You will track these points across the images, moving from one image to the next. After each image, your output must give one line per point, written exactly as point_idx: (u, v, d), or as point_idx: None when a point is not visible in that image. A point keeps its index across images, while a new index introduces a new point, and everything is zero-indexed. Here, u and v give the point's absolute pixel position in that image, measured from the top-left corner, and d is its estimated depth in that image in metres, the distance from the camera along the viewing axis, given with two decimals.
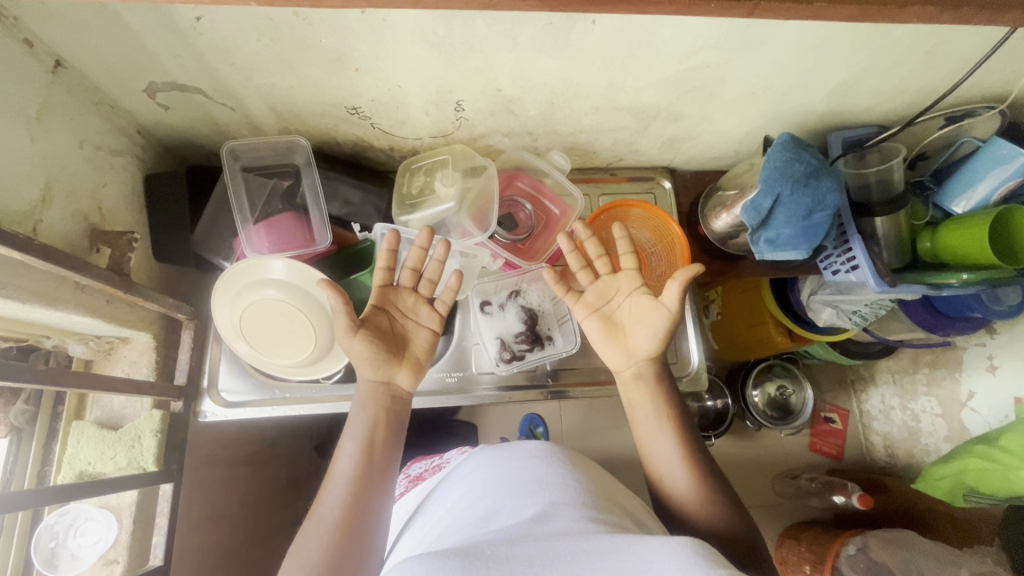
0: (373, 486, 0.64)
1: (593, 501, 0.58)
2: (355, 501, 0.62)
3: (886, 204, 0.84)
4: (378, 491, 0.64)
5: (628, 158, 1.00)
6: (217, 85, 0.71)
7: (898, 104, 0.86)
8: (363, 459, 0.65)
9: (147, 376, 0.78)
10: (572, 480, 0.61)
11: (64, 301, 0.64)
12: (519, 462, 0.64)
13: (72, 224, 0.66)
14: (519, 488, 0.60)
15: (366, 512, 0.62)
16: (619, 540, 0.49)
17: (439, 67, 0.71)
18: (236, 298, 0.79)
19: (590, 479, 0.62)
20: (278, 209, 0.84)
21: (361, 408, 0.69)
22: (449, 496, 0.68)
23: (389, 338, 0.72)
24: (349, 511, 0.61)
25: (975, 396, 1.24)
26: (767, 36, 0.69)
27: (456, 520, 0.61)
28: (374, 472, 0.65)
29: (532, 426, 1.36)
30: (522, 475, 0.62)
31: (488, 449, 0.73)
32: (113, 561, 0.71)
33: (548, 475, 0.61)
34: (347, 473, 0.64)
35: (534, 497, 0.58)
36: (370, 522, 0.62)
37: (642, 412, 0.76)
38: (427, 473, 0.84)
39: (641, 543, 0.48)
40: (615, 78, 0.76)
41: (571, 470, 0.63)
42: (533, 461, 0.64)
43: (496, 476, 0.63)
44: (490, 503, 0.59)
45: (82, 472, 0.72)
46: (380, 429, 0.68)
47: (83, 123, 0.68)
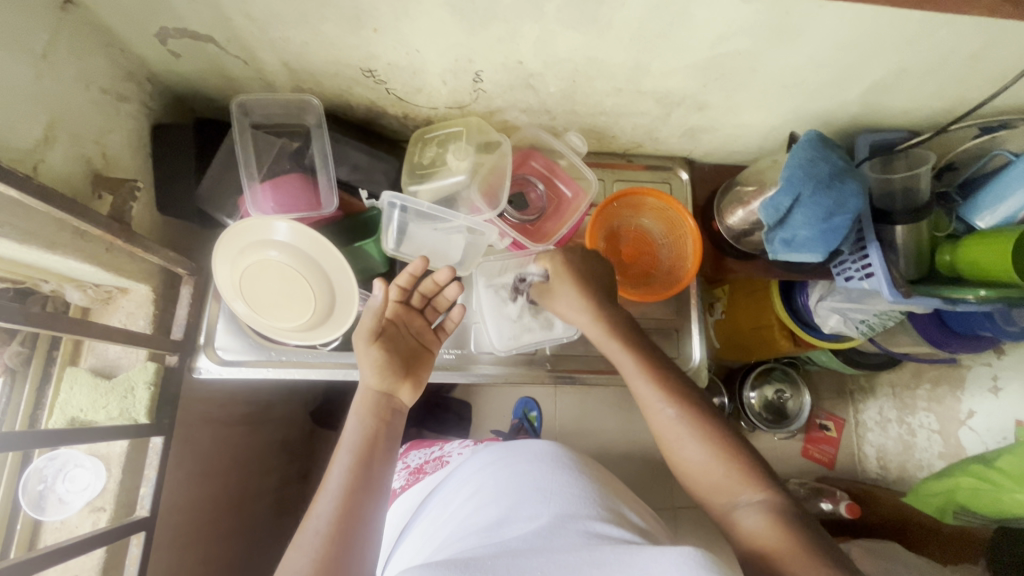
0: (370, 494, 0.62)
1: (602, 515, 0.59)
2: (349, 508, 0.60)
3: (910, 213, 0.82)
4: (374, 503, 0.62)
5: (646, 145, 0.97)
6: (230, 35, 0.69)
7: (931, 110, 0.83)
8: (356, 468, 0.63)
9: (144, 328, 0.77)
10: (578, 490, 0.63)
11: (63, 246, 0.62)
12: (519, 470, 0.68)
13: (76, 167, 0.64)
14: (520, 498, 0.62)
15: (360, 522, 0.60)
16: (621, 552, 0.49)
17: (460, 33, 0.68)
18: (237, 257, 0.78)
19: (596, 493, 0.64)
20: (285, 169, 0.82)
21: (362, 420, 0.68)
22: (454, 501, 0.70)
23: (400, 354, 0.74)
24: (342, 521, 0.59)
25: (974, 415, 1.22)
26: (805, 25, 0.66)
27: (468, 530, 0.61)
28: (368, 483, 0.63)
29: (525, 411, 1.36)
30: (527, 485, 0.64)
31: (494, 448, 0.76)
32: (100, 509, 0.71)
33: (550, 486, 0.63)
34: (342, 482, 0.62)
35: (536, 508, 0.59)
36: (362, 530, 0.59)
37: (661, 417, 0.70)
38: (427, 468, 0.88)
39: (642, 554, 0.48)
40: (642, 59, 0.73)
41: (577, 481, 0.65)
42: (536, 471, 0.67)
43: (501, 489, 0.64)
44: (495, 512, 0.61)
45: (73, 418, 0.71)
46: (377, 440, 0.67)
47: (92, 64, 0.65)
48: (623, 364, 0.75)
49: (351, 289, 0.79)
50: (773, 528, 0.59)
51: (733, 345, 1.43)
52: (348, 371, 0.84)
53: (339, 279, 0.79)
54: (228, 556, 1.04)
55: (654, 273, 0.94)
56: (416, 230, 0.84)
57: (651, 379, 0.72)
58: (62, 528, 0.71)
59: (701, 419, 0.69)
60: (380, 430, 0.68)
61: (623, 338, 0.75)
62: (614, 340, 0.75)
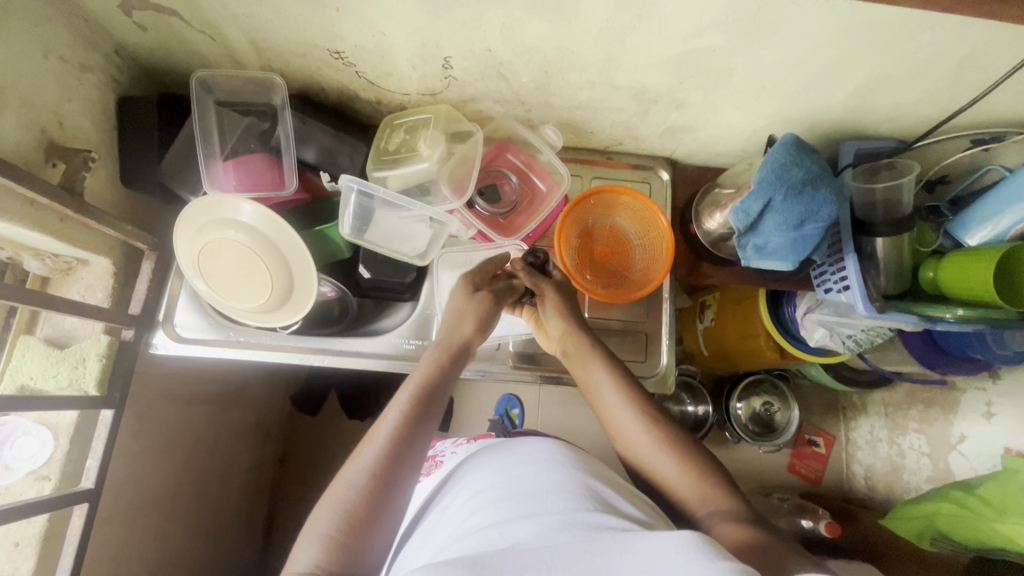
0: (417, 437, 0.66)
1: (596, 506, 0.58)
2: (398, 448, 0.63)
3: (891, 225, 0.78)
4: (423, 444, 0.66)
5: (627, 143, 0.95)
6: (193, 8, 0.68)
7: (920, 118, 0.79)
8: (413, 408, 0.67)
9: (101, 301, 0.77)
10: (572, 484, 0.62)
11: (9, 212, 0.62)
12: (533, 465, 0.66)
13: (30, 135, 0.63)
14: (522, 494, 0.60)
15: (407, 462, 0.63)
16: (622, 542, 0.49)
17: (424, 16, 0.67)
18: (197, 235, 0.77)
19: (592, 481, 0.63)
20: (251, 149, 0.81)
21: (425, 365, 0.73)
22: (451, 504, 0.68)
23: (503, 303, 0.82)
24: (390, 458, 0.62)
25: (966, 439, 1.18)
26: (778, 23, 0.63)
27: (461, 530, 0.59)
28: (422, 423, 0.67)
29: (506, 407, 1.34)
30: (532, 480, 0.62)
31: (487, 454, 0.73)
32: (45, 478, 0.71)
33: (550, 482, 0.62)
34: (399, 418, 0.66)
35: (543, 504, 0.58)
36: (412, 467, 0.64)
37: (627, 429, 0.73)
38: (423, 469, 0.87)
39: (642, 542, 0.49)
40: (614, 51, 0.71)
41: (572, 475, 0.64)
42: (539, 465, 0.65)
43: (506, 483, 0.63)
44: (494, 513, 0.58)
45: (23, 385, 0.71)
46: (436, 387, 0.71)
47: (52, 33, 0.65)
48: (598, 380, 0.76)
49: (309, 274, 0.79)
50: (741, 530, 0.60)
51: (718, 353, 1.40)
52: (304, 356, 0.84)
53: (297, 262, 0.78)
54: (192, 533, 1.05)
55: (626, 276, 0.91)
56: (381, 213, 0.84)
57: (625, 396, 0.74)
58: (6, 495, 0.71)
59: (671, 434, 0.71)
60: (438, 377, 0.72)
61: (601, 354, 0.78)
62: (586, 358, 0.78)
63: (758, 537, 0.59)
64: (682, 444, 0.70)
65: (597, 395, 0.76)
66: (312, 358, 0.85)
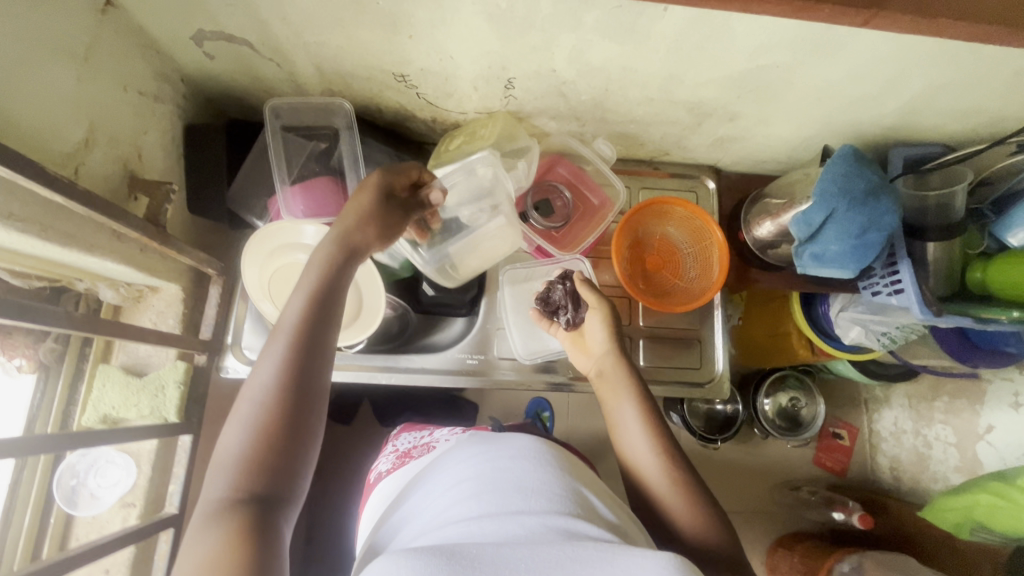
0: (307, 359, 0.57)
1: (579, 510, 0.58)
2: (298, 366, 0.56)
3: (942, 230, 0.81)
4: (315, 353, 0.58)
5: (673, 153, 0.96)
6: (265, 38, 0.69)
7: (968, 126, 0.81)
8: (308, 321, 0.58)
9: (173, 327, 0.78)
10: (558, 486, 0.61)
11: (101, 248, 0.63)
12: (510, 463, 0.63)
13: (114, 169, 0.64)
14: (501, 490, 0.59)
15: (299, 398, 0.55)
16: (604, 549, 0.50)
17: (496, 41, 0.68)
18: (268, 259, 0.80)
19: (567, 477, 0.63)
20: (314, 171, 0.82)
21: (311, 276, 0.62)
22: (433, 491, 0.66)
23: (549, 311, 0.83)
24: (303, 350, 0.57)
25: (993, 429, 1.21)
26: (847, 40, 0.65)
27: (441, 517, 0.59)
28: (315, 342, 0.58)
29: (537, 410, 1.35)
30: (512, 479, 0.61)
31: (474, 442, 0.71)
32: (130, 505, 0.73)
33: (533, 481, 0.61)
34: (291, 335, 0.57)
35: (519, 505, 0.57)
36: (317, 348, 0.58)
37: (636, 446, 0.71)
38: (415, 452, 0.83)
39: (624, 553, 0.50)
40: (677, 70, 0.72)
41: (556, 475, 0.62)
42: (519, 458, 0.64)
43: (486, 475, 0.62)
44: (477, 507, 0.58)
45: (106, 415, 0.73)
46: (324, 304, 0.60)
47: (130, 66, 0.65)
48: (617, 400, 0.75)
49: (378, 295, 0.81)
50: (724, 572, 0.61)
51: (748, 352, 1.43)
52: (372, 374, 0.88)
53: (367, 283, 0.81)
54: None
55: (678, 284, 0.93)
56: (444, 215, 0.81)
57: (642, 420, 0.72)
58: (93, 523, 0.73)
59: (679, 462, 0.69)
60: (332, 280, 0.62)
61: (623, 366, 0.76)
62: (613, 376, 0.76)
63: None
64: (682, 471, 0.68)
65: (614, 414, 0.75)
66: (379, 375, 0.89)
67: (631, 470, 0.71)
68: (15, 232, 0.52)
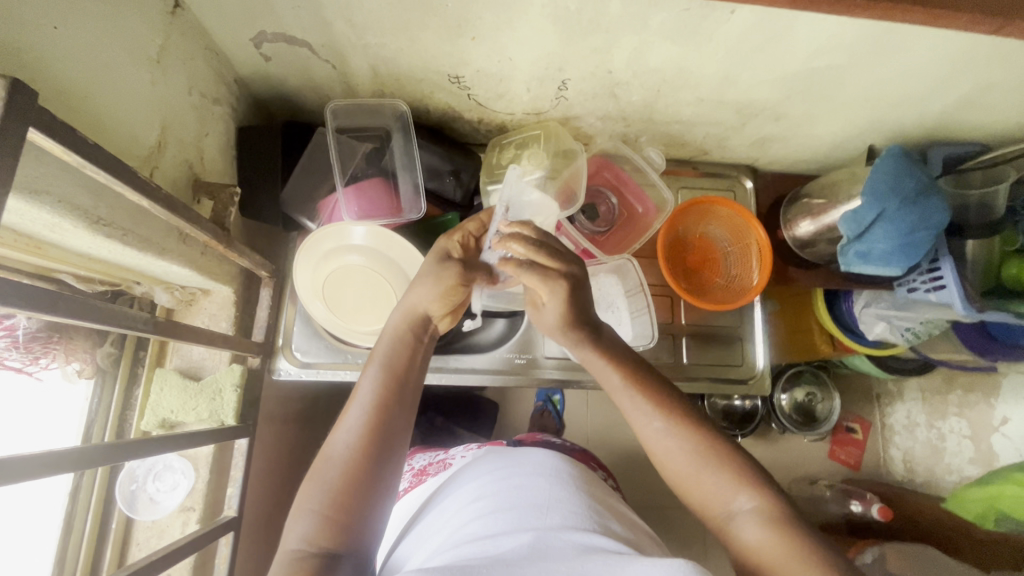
0: (396, 414, 0.60)
1: (597, 526, 0.57)
2: (379, 424, 0.59)
3: (983, 228, 0.83)
4: (402, 407, 0.62)
5: (713, 153, 0.98)
6: (327, 40, 0.68)
7: (1008, 126, 0.83)
8: (390, 384, 0.62)
9: (227, 330, 0.77)
10: (579, 505, 0.61)
11: (171, 251, 0.62)
12: (526, 480, 0.64)
13: (180, 172, 0.64)
14: (519, 507, 0.58)
15: (388, 450, 0.59)
16: (612, 563, 0.48)
17: (558, 43, 0.68)
18: (321, 261, 0.79)
19: (594, 505, 0.62)
20: (368, 172, 0.83)
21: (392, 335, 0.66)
22: (449, 506, 0.66)
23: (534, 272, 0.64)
24: (392, 405, 0.61)
25: (1009, 422, 1.22)
26: (905, 44, 0.66)
27: (456, 536, 0.58)
28: (403, 399, 0.62)
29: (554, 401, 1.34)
30: (529, 494, 0.61)
31: (493, 460, 0.72)
32: (190, 509, 0.73)
33: (547, 497, 0.60)
34: (371, 396, 0.61)
35: (536, 519, 0.56)
36: (405, 404, 0.62)
37: (638, 419, 0.63)
38: (432, 469, 0.83)
39: (633, 565, 0.47)
40: (732, 71, 0.73)
41: (573, 494, 0.62)
42: (540, 480, 0.64)
43: (503, 495, 0.61)
44: (491, 524, 0.56)
45: (165, 419, 0.73)
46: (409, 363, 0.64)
47: (194, 69, 0.65)
48: (606, 378, 0.66)
49: None
50: (768, 538, 0.53)
51: None
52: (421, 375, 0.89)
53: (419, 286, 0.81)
54: None
55: (721, 282, 0.94)
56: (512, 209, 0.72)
57: (631, 393, 0.64)
58: (153, 528, 0.73)
59: (693, 425, 0.61)
60: (409, 351, 0.66)
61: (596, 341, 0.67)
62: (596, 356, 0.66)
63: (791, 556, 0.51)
64: (702, 437, 0.60)
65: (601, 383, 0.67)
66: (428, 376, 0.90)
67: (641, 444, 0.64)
68: (101, 236, 0.52)
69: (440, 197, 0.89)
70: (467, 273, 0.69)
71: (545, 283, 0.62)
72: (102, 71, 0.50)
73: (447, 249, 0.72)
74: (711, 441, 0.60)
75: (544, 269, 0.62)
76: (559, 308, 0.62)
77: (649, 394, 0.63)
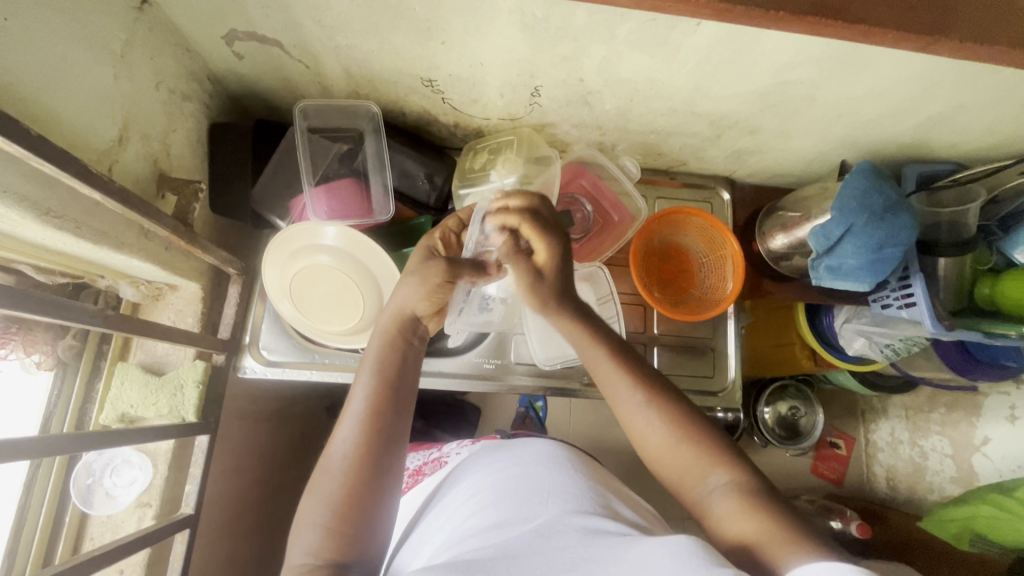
0: (392, 422, 0.62)
1: (601, 509, 0.58)
2: (375, 433, 0.60)
3: (954, 247, 0.81)
4: (397, 413, 0.63)
5: (691, 163, 0.98)
6: (297, 41, 0.69)
7: (982, 145, 0.83)
8: (381, 389, 0.63)
9: (192, 326, 0.77)
10: (578, 486, 0.61)
11: (130, 245, 0.62)
12: (520, 469, 0.64)
13: (144, 167, 0.64)
14: (518, 496, 0.59)
15: (388, 458, 0.60)
16: (614, 548, 0.49)
17: (527, 50, 0.69)
18: (290, 260, 0.80)
19: (596, 486, 0.63)
20: (340, 173, 0.84)
21: (379, 340, 0.66)
22: (450, 505, 0.66)
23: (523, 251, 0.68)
24: (387, 412, 0.62)
25: (989, 442, 1.12)
26: (869, 62, 0.66)
27: (459, 529, 0.59)
28: (397, 406, 0.63)
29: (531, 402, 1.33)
30: (527, 480, 0.62)
31: (489, 451, 0.73)
32: (146, 505, 0.72)
33: (550, 483, 0.61)
34: (362, 406, 0.62)
35: (535, 506, 0.57)
36: (398, 410, 0.63)
37: (620, 399, 0.65)
38: (426, 469, 0.83)
39: (636, 549, 0.48)
40: (702, 83, 0.73)
41: (574, 477, 0.63)
42: (536, 465, 0.64)
43: (500, 484, 0.62)
44: (493, 513, 0.57)
45: (124, 413, 0.72)
46: (399, 369, 0.65)
47: (162, 65, 0.66)
48: (595, 363, 0.68)
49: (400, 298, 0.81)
50: (746, 511, 0.55)
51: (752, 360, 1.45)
52: None
53: (388, 286, 0.81)
54: (256, 550, 1.05)
55: (693, 293, 0.94)
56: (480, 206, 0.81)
57: (618, 372, 0.66)
58: (108, 523, 0.72)
59: (678, 407, 0.64)
60: (399, 354, 0.66)
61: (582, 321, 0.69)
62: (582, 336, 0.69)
63: (769, 526, 0.53)
64: (682, 417, 0.63)
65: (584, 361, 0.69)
66: None
67: (624, 429, 0.66)
68: (51, 228, 0.52)
69: (412, 199, 0.89)
70: (455, 267, 0.66)
71: (539, 236, 0.65)
72: (58, 65, 0.50)
73: (431, 248, 0.70)
74: (690, 419, 0.63)
75: (537, 220, 0.65)
76: (541, 242, 0.65)
77: (628, 370, 0.66)
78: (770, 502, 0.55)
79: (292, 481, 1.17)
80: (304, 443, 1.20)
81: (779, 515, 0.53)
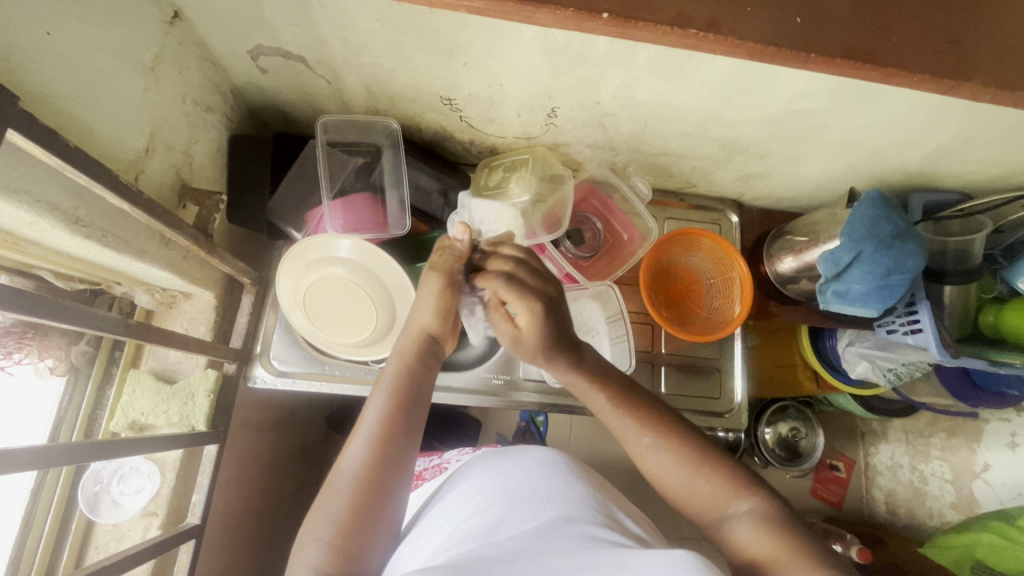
0: (401, 441, 0.62)
1: (598, 518, 0.57)
2: (383, 452, 0.61)
3: (960, 275, 0.83)
4: (409, 435, 0.63)
5: (700, 186, 0.99)
6: (321, 57, 0.70)
7: (987, 176, 0.84)
8: (394, 411, 0.63)
9: (204, 335, 0.77)
10: (577, 493, 0.60)
11: (151, 254, 0.63)
12: (522, 473, 0.63)
13: (167, 177, 0.65)
14: (518, 499, 0.58)
15: (394, 480, 0.60)
16: (613, 556, 0.48)
17: (547, 72, 0.70)
18: (304, 272, 0.80)
19: (597, 494, 0.62)
20: (356, 187, 0.85)
21: (398, 357, 0.67)
22: (450, 505, 0.65)
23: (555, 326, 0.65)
24: (399, 430, 0.62)
25: (989, 468, 1.13)
26: (881, 94, 0.68)
27: (457, 530, 0.57)
28: (409, 429, 0.63)
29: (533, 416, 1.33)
30: (528, 487, 0.60)
31: (491, 455, 0.71)
32: (152, 514, 0.72)
33: (550, 489, 0.60)
34: (375, 425, 0.62)
35: (534, 514, 0.56)
36: (408, 429, 0.63)
37: (630, 440, 0.65)
38: (428, 474, 0.84)
39: (634, 559, 0.47)
40: (716, 109, 0.75)
41: (572, 484, 0.62)
42: (536, 470, 0.63)
43: (498, 488, 0.61)
44: (492, 516, 0.56)
45: (135, 421, 0.72)
46: (413, 389, 0.65)
47: (188, 78, 0.67)
48: (600, 405, 0.68)
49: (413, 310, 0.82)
50: (769, 538, 0.54)
51: None
52: None
53: (401, 298, 0.82)
54: (256, 559, 1.04)
55: (701, 314, 0.94)
56: (484, 227, 0.83)
57: (623, 413, 0.66)
58: (113, 531, 0.72)
59: (692, 441, 0.64)
60: (415, 374, 0.66)
61: (605, 377, 0.69)
62: (582, 380, 0.68)
63: (793, 550, 0.53)
64: (693, 448, 0.63)
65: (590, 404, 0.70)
66: None
67: (637, 464, 0.66)
68: (79, 236, 0.53)
69: (426, 214, 0.90)
70: (454, 272, 0.67)
71: (518, 298, 0.62)
72: (93, 78, 0.51)
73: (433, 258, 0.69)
74: (705, 450, 0.63)
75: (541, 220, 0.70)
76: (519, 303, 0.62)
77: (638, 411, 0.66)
78: (793, 528, 0.55)
79: (292, 492, 1.16)
80: (305, 452, 1.20)
81: (802, 541, 0.54)
